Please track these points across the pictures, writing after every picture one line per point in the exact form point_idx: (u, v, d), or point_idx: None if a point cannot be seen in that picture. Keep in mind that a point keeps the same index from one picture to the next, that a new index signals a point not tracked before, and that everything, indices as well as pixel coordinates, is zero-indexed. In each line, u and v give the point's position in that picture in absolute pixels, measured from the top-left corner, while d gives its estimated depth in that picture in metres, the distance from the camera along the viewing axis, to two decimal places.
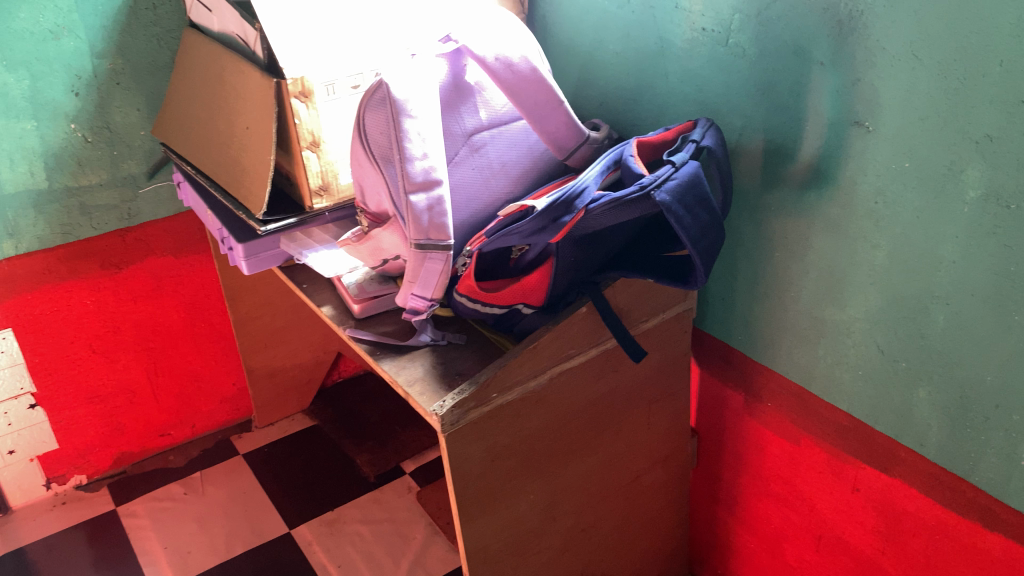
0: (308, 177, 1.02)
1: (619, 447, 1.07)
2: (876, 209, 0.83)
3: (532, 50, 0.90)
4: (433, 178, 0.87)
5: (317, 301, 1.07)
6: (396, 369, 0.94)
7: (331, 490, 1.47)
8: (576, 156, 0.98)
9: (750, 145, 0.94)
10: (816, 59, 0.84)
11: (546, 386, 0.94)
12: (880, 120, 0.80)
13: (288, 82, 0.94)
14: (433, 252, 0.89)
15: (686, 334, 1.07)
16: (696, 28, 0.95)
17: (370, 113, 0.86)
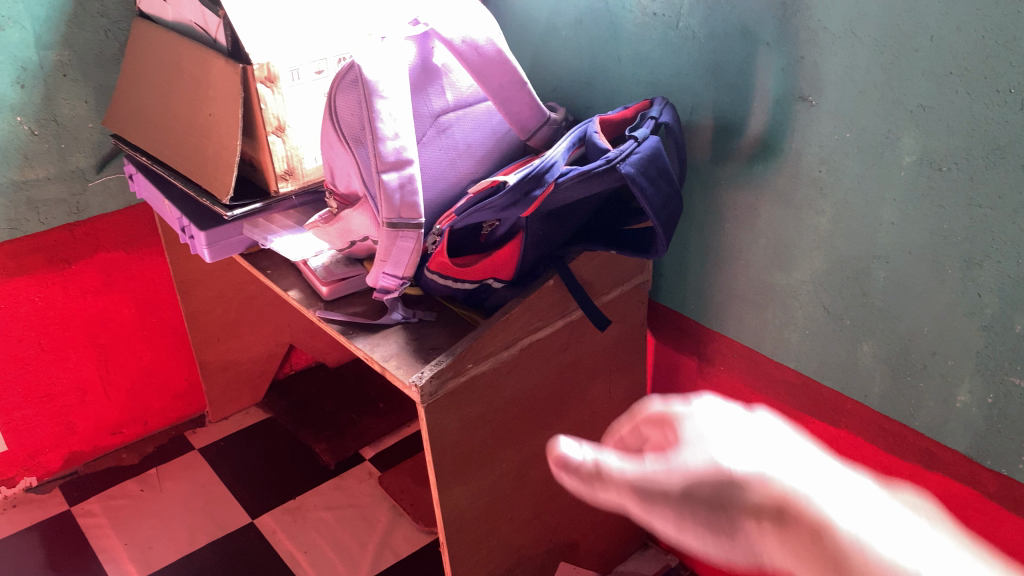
0: (274, 162, 1.03)
1: (583, 416, 1.12)
2: (820, 177, 0.90)
3: (496, 34, 0.93)
4: (404, 158, 0.91)
5: (284, 286, 1.09)
6: (370, 347, 0.97)
7: (292, 479, 1.48)
8: (538, 137, 1.01)
9: (700, 122, 1.00)
10: (762, 39, 0.90)
11: (517, 358, 0.98)
12: (822, 94, 0.87)
13: (254, 67, 0.96)
14: (404, 230, 0.94)
15: (643, 306, 1.12)
16: (647, 13, 1.00)
17: (341, 95, 0.89)
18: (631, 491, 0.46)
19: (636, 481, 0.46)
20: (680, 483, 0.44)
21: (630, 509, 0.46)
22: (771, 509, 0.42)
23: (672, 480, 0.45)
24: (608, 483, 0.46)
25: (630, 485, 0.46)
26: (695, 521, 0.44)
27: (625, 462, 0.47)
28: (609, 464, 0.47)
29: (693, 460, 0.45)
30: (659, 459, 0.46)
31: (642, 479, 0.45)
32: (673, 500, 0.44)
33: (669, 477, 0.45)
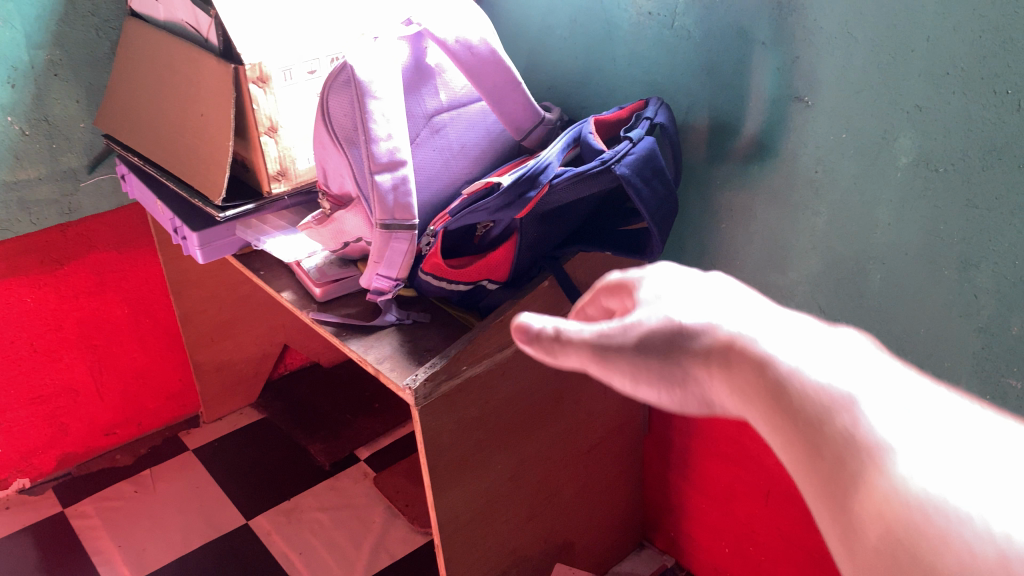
0: (267, 163, 1.02)
1: (579, 417, 1.12)
2: (816, 178, 0.90)
3: (490, 34, 0.92)
4: (397, 159, 0.90)
5: (277, 288, 1.08)
6: (364, 349, 0.97)
7: (287, 480, 1.47)
8: (532, 138, 1.01)
9: (695, 122, 0.99)
10: (757, 39, 0.89)
11: (512, 360, 0.98)
12: (818, 94, 0.86)
13: (246, 68, 0.95)
14: (398, 232, 0.93)
15: None
16: (642, 12, 0.99)
17: (334, 95, 0.88)
18: (589, 355, 0.35)
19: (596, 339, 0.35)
20: (640, 338, 0.34)
21: (592, 372, 0.35)
22: (784, 406, 0.28)
23: (633, 337, 0.34)
24: (566, 347, 0.35)
25: (587, 348, 0.35)
26: (651, 375, 0.33)
27: (590, 324, 0.36)
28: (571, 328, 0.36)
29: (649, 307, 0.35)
30: (616, 319, 0.36)
31: (602, 337, 0.35)
32: (630, 356, 0.34)
33: (627, 331, 0.34)
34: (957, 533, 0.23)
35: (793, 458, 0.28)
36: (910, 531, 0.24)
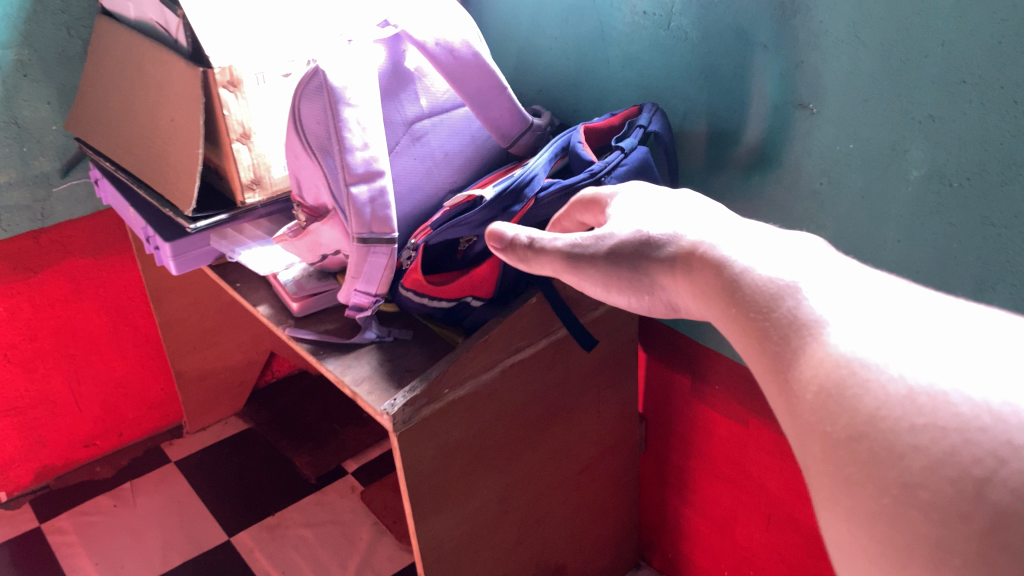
0: (239, 171, 0.96)
1: (571, 437, 1.06)
2: (821, 190, 0.84)
3: (471, 36, 0.87)
4: (374, 169, 0.85)
5: (253, 301, 1.03)
6: (341, 369, 0.91)
7: (271, 494, 1.42)
8: (520, 144, 0.95)
9: (693, 129, 0.94)
10: (758, 41, 0.83)
11: (497, 380, 0.92)
12: (823, 102, 0.80)
13: (215, 72, 0.89)
14: (377, 246, 0.88)
15: (632, 322, 1.06)
16: (636, 12, 0.93)
17: (305, 102, 0.83)
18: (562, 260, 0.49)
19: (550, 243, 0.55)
20: (608, 249, 0.45)
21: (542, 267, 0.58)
22: (720, 280, 0.35)
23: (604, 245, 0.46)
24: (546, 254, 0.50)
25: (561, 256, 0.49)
26: (614, 278, 0.46)
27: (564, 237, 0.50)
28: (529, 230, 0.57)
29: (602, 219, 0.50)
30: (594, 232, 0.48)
31: (574, 246, 0.48)
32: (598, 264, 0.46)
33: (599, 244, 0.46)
34: (877, 379, 0.26)
35: (739, 338, 0.33)
36: (840, 384, 0.27)
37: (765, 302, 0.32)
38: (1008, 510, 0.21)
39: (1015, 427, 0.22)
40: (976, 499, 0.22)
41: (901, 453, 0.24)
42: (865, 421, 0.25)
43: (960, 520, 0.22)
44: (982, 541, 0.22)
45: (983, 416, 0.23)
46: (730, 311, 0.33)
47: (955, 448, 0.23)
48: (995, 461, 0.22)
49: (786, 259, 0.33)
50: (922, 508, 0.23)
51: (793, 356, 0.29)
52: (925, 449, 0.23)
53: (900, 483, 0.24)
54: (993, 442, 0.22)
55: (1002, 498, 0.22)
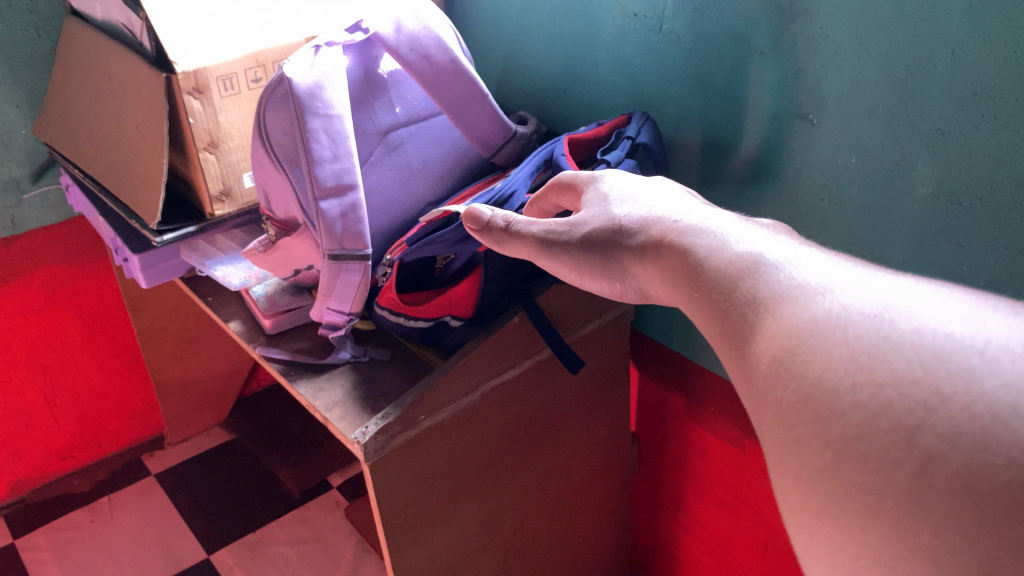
0: (207, 182, 0.91)
1: (559, 460, 1.01)
2: (822, 207, 0.79)
3: (448, 39, 0.81)
4: (345, 182, 0.80)
5: (224, 317, 0.98)
6: (313, 392, 0.86)
7: (253, 510, 1.38)
8: (503, 153, 0.90)
9: (686, 139, 0.88)
10: (754, 47, 0.78)
11: (479, 404, 0.87)
12: (824, 113, 0.75)
13: (179, 77, 0.84)
14: (350, 263, 0.83)
15: (623, 339, 1.01)
16: (627, 14, 0.87)
17: (271, 111, 0.78)
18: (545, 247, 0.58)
19: (541, 235, 0.62)
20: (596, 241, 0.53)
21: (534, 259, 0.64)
22: (695, 271, 0.42)
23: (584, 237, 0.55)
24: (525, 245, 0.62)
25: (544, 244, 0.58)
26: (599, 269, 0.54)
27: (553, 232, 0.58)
28: (522, 224, 0.64)
29: (591, 217, 0.58)
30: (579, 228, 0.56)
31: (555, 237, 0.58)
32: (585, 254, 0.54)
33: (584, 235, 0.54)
34: (821, 347, 0.31)
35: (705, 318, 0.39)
36: (790, 353, 0.32)
37: (730, 290, 0.38)
38: (936, 453, 0.26)
39: (941, 380, 0.27)
40: (908, 445, 0.27)
41: (841, 410, 0.29)
42: (810, 386, 0.31)
43: (893, 466, 0.27)
44: (912, 480, 0.26)
45: (913, 373, 0.28)
46: (701, 296, 0.40)
47: (891, 401, 0.28)
48: (924, 411, 0.27)
49: (748, 250, 0.40)
50: (860, 456, 0.28)
51: (754, 334, 0.35)
52: (864, 405, 0.29)
53: (841, 437, 0.29)
54: (924, 393, 0.27)
55: (931, 443, 0.26)
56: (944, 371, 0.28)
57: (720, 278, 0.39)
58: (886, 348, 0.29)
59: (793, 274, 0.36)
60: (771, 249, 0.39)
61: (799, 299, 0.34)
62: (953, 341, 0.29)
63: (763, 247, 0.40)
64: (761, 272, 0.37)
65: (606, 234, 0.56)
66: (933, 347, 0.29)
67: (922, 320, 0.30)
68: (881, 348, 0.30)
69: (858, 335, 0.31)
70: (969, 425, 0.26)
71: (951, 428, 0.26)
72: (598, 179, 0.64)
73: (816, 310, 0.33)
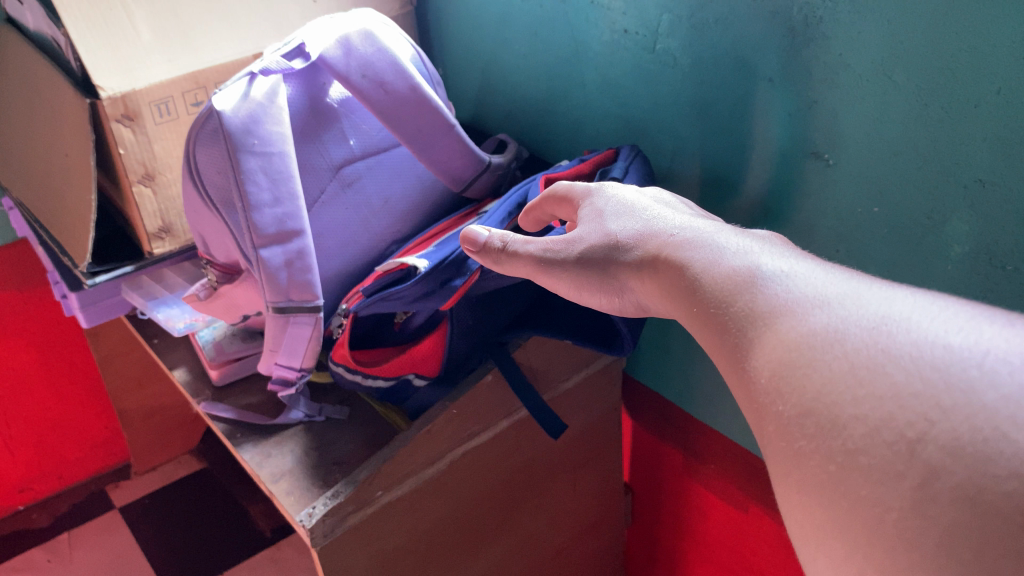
0: (144, 218, 0.81)
1: (541, 523, 0.90)
2: (838, 258, 0.68)
3: (406, 64, 0.70)
4: (289, 228, 0.69)
5: (169, 363, 0.88)
6: (259, 460, 0.76)
7: (222, 549, 1.28)
8: (477, 186, 0.80)
9: (683, 173, 0.77)
10: (762, 74, 0.66)
11: (447, 472, 0.77)
12: (843, 153, 0.64)
13: (104, 102, 0.73)
14: (298, 316, 0.73)
15: (614, 388, 0.91)
16: (616, 29, 0.76)
17: (200, 149, 0.67)
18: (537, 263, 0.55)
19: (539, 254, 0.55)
20: (586, 253, 0.51)
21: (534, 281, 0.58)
22: (688, 282, 0.41)
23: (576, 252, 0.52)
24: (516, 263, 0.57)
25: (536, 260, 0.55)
26: (593, 283, 0.51)
27: (540, 245, 0.55)
28: (516, 243, 0.57)
29: (586, 235, 0.52)
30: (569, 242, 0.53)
31: (545, 251, 0.55)
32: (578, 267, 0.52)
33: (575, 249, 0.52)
34: (818, 360, 0.30)
35: (699, 324, 0.39)
36: (785, 365, 0.31)
37: (725, 299, 0.37)
38: (938, 466, 0.26)
39: (942, 394, 0.27)
40: (910, 458, 0.26)
41: (842, 422, 0.28)
42: (809, 400, 0.30)
43: (897, 477, 0.26)
44: (915, 494, 0.26)
45: (913, 386, 0.27)
46: (695, 307, 0.39)
47: (893, 415, 0.27)
48: (925, 424, 0.26)
49: (742, 258, 0.39)
50: (861, 470, 0.27)
51: (752, 345, 0.34)
52: (865, 418, 0.28)
53: (843, 451, 0.28)
54: (925, 406, 0.27)
55: (933, 455, 0.26)
56: (944, 383, 0.27)
57: (714, 286, 0.38)
58: (886, 360, 0.29)
59: (790, 279, 0.35)
60: (767, 257, 0.38)
61: (795, 310, 0.33)
62: (955, 352, 0.28)
63: (759, 255, 0.39)
64: (756, 279, 0.36)
65: (603, 252, 0.50)
66: (932, 358, 0.28)
67: (922, 329, 0.29)
68: (880, 362, 0.29)
69: (856, 348, 0.30)
70: (971, 437, 0.25)
71: (953, 441, 0.26)
72: (596, 188, 0.57)
73: (813, 322, 0.32)
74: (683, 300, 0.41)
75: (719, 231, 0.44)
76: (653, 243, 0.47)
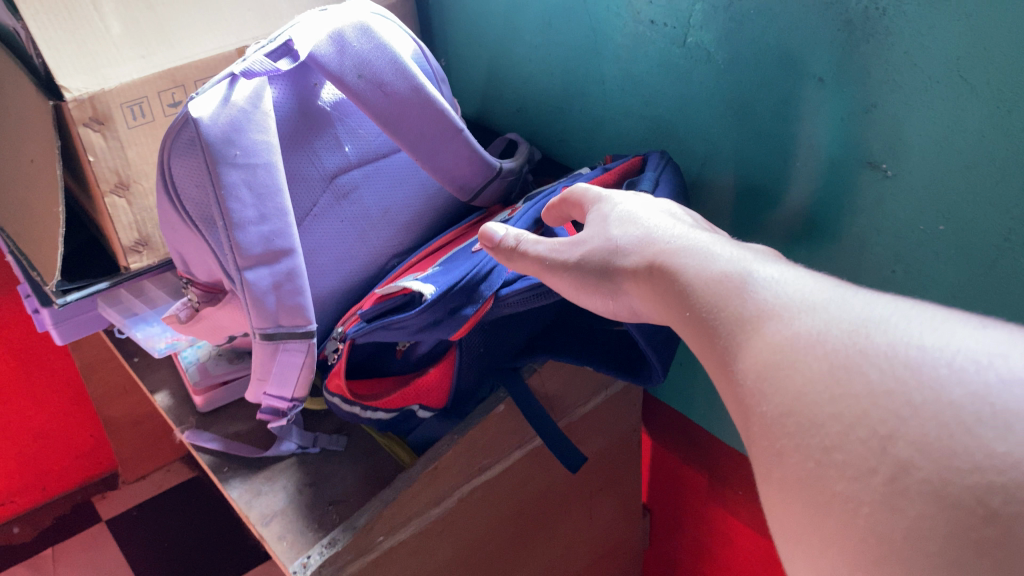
0: (118, 230, 0.74)
1: (555, 555, 0.84)
2: (893, 279, 0.61)
3: (408, 62, 0.62)
4: (277, 247, 0.62)
5: (151, 385, 0.81)
6: (247, 499, 0.69)
7: (214, 564, 1.22)
8: (486, 196, 0.73)
9: (715, 180, 0.70)
10: (811, 73, 0.59)
11: (455, 510, 0.70)
12: (905, 164, 0.56)
13: (70, 105, 0.65)
14: (289, 342, 0.66)
15: (634, 408, 0.84)
16: (641, 20, 0.68)
17: (176, 160, 0.59)
18: (539, 263, 0.50)
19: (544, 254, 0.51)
20: (584, 256, 0.47)
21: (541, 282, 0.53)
22: (674, 281, 0.40)
23: (577, 254, 0.48)
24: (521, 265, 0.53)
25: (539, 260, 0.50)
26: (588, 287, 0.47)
27: (544, 243, 0.51)
28: (527, 242, 0.52)
29: (589, 238, 0.48)
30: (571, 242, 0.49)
31: (549, 251, 0.50)
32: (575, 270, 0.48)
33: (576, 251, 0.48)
34: (795, 363, 0.30)
35: (681, 321, 0.38)
36: (765, 366, 0.31)
37: (710, 297, 0.37)
38: (908, 461, 0.25)
39: (913, 391, 0.27)
40: (881, 453, 0.26)
41: (820, 422, 0.28)
42: (786, 402, 0.30)
43: (869, 473, 0.26)
44: (885, 489, 0.26)
45: (887, 385, 0.27)
46: (682, 309, 0.38)
47: (867, 411, 0.27)
48: (897, 421, 0.26)
49: (729, 262, 0.38)
50: (838, 466, 0.27)
51: (735, 349, 0.33)
52: (840, 416, 0.28)
53: (821, 448, 0.28)
54: (896, 404, 0.27)
55: (903, 451, 0.26)
56: (916, 382, 0.27)
57: (701, 287, 0.38)
58: (862, 361, 0.28)
59: (782, 282, 0.35)
60: (756, 263, 0.37)
61: (777, 314, 0.33)
62: (926, 353, 0.27)
63: (750, 260, 0.38)
64: (746, 280, 0.36)
65: (602, 257, 0.46)
66: (906, 358, 0.28)
67: (899, 330, 0.29)
68: (855, 362, 0.28)
69: (835, 350, 0.29)
70: (939, 433, 0.25)
71: (922, 437, 0.25)
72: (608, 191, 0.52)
73: (795, 326, 0.32)
74: (671, 299, 0.39)
75: (716, 237, 0.43)
76: (649, 250, 0.43)
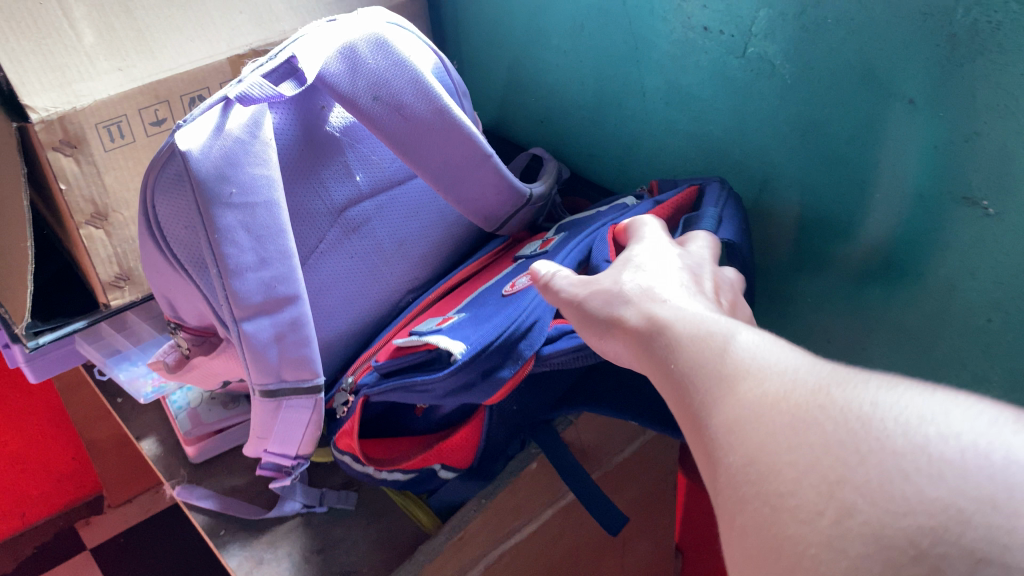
0: (96, 265, 0.65)
1: None
2: (989, 329, 0.53)
3: (431, 81, 0.54)
4: (281, 295, 0.53)
5: (136, 430, 0.73)
6: (247, 569, 0.61)
7: None
8: (514, 224, 0.66)
9: (777, 207, 0.62)
10: (900, 93, 0.50)
11: None
12: (1012, 202, 0.48)
13: (37, 128, 0.56)
14: (292, 399, 0.57)
15: (673, 450, 0.76)
16: (692, 26, 0.59)
17: (161, 198, 0.49)
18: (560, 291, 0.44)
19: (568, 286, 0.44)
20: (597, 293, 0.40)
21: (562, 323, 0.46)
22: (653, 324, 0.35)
23: (592, 291, 0.41)
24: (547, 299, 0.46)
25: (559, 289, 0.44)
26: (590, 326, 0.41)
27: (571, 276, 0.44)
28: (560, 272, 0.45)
29: (608, 279, 0.41)
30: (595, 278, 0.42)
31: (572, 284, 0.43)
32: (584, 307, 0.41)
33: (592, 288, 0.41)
34: (759, 423, 0.27)
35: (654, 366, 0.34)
36: (729, 426, 0.28)
37: (688, 352, 0.32)
38: (853, 505, 0.22)
39: (869, 443, 0.24)
40: (829, 497, 0.23)
41: (773, 478, 0.25)
42: (744, 464, 0.26)
43: (813, 516, 0.23)
44: (830, 531, 0.23)
45: (843, 436, 0.24)
46: (660, 359, 0.34)
47: (819, 461, 0.24)
48: (847, 469, 0.23)
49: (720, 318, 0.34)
50: (790, 511, 0.24)
51: (702, 406, 0.30)
52: (792, 470, 0.25)
53: (773, 500, 0.25)
54: (849, 455, 0.24)
55: (850, 496, 0.23)
56: (873, 435, 0.24)
57: (684, 341, 0.33)
58: (828, 421, 0.25)
59: (767, 344, 0.31)
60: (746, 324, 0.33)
61: (749, 371, 0.29)
62: (881, 408, 0.25)
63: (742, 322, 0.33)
64: (729, 338, 0.32)
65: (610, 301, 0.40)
66: (870, 417, 0.24)
67: (867, 391, 0.26)
68: (816, 415, 0.25)
69: (801, 411, 0.26)
70: (896, 483, 0.22)
71: (869, 483, 0.23)
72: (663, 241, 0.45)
73: (768, 387, 0.28)
74: (649, 344, 0.35)
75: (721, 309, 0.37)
76: (644, 306, 0.37)
